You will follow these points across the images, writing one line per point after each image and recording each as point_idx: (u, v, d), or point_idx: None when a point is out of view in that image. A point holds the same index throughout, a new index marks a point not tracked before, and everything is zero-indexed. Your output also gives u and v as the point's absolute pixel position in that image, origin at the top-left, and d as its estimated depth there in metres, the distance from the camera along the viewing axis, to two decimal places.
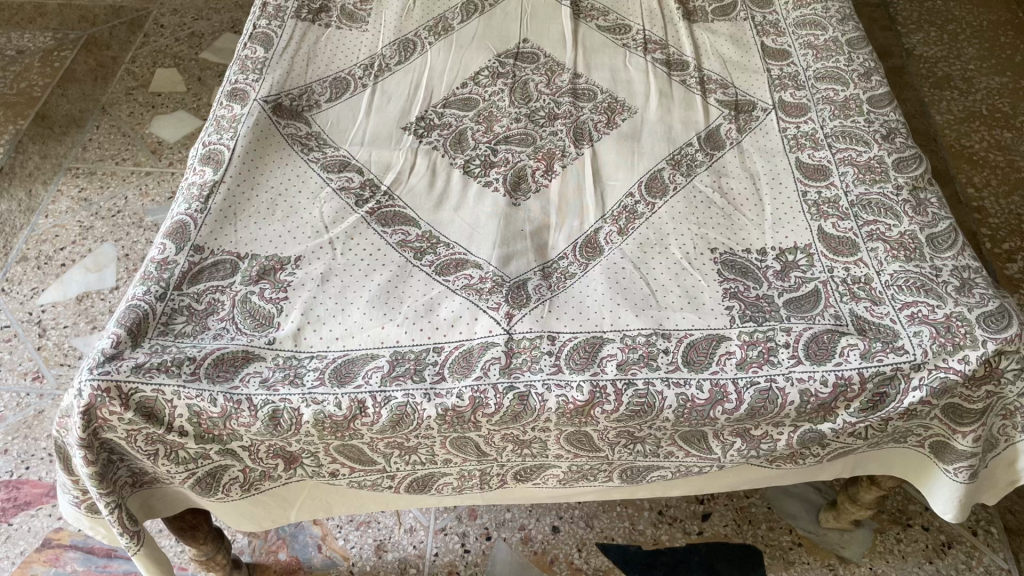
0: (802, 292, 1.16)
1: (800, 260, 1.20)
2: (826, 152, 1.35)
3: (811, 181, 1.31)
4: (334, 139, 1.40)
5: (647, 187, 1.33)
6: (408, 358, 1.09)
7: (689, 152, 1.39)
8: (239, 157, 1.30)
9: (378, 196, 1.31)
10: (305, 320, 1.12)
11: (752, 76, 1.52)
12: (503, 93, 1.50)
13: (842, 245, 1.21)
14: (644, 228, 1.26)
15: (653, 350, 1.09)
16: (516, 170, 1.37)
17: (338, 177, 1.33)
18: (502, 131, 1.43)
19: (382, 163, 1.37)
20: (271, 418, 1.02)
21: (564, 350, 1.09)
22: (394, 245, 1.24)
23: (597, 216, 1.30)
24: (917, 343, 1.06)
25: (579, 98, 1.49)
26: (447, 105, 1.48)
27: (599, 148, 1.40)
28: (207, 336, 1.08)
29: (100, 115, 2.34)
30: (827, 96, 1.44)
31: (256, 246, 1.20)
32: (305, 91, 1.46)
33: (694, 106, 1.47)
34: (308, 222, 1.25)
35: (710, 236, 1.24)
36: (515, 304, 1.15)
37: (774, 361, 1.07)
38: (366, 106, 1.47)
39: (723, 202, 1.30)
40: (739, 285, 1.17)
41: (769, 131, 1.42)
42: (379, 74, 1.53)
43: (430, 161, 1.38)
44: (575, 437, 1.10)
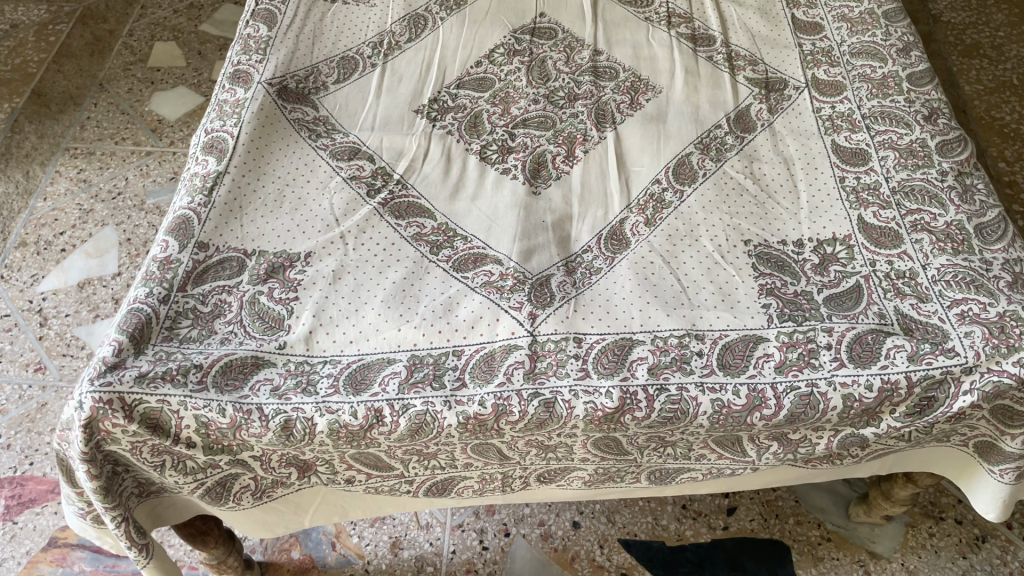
0: (843, 288, 1.09)
1: (839, 253, 1.13)
2: (864, 134, 1.27)
3: (848, 166, 1.24)
4: (344, 123, 1.33)
5: (675, 173, 1.26)
6: (427, 363, 1.03)
7: (718, 134, 1.31)
8: (243, 146, 1.23)
9: (391, 185, 1.25)
10: (317, 321, 1.06)
11: (783, 52, 1.44)
12: (520, 72, 1.42)
13: (884, 236, 1.14)
14: (673, 217, 1.19)
15: (686, 352, 1.03)
16: (536, 156, 1.30)
17: (348, 165, 1.26)
18: (520, 113, 1.36)
19: (394, 150, 1.30)
20: (284, 428, 0.97)
21: (592, 353, 1.03)
22: (409, 239, 1.18)
23: (623, 206, 1.23)
24: (968, 344, 0.99)
25: (600, 77, 1.41)
26: (461, 86, 1.41)
27: (622, 131, 1.33)
28: (214, 341, 1.03)
29: (98, 93, 2.26)
30: (863, 74, 1.36)
31: (264, 241, 1.14)
32: (311, 72, 1.39)
33: (721, 85, 1.39)
34: (318, 214, 1.18)
35: (743, 227, 1.18)
36: (538, 302, 1.08)
37: (815, 364, 1.01)
38: (376, 88, 1.39)
39: (756, 189, 1.23)
40: (776, 281, 1.10)
41: (802, 111, 1.34)
42: (388, 52, 1.45)
43: (444, 146, 1.31)
44: (604, 443, 1.04)
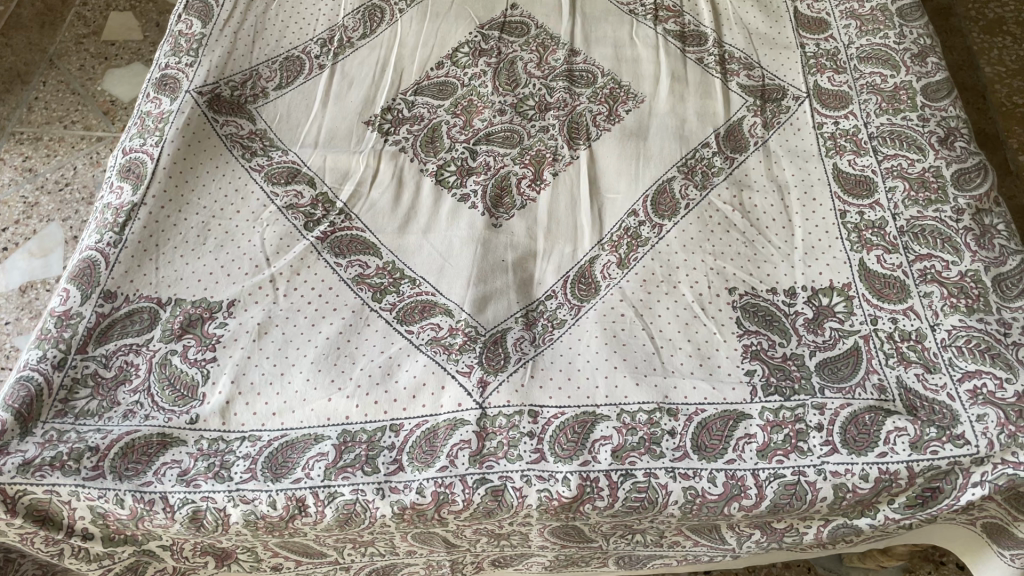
0: (839, 351, 0.96)
1: (836, 307, 0.99)
2: (870, 159, 1.12)
3: (851, 197, 1.09)
4: (284, 139, 1.18)
5: (654, 202, 1.11)
6: (360, 441, 0.90)
7: (706, 155, 1.16)
8: (164, 170, 1.09)
9: (332, 214, 1.10)
10: (236, 389, 0.93)
11: (783, 54, 1.28)
12: (486, 76, 1.26)
13: (888, 287, 1.00)
14: (649, 258, 1.05)
15: (656, 432, 0.89)
16: (498, 180, 1.15)
17: (284, 190, 1.11)
18: (483, 126, 1.21)
19: (338, 171, 1.15)
20: (192, 519, 0.84)
21: (549, 431, 0.90)
22: (349, 282, 1.04)
23: (593, 242, 1.09)
24: (980, 431, 0.86)
25: (576, 83, 1.25)
26: (418, 92, 1.25)
27: (596, 150, 1.18)
28: (116, 415, 0.90)
29: (47, 70, 2.10)
30: (872, 84, 1.20)
31: (181, 288, 1.00)
32: (250, 76, 1.23)
33: (711, 94, 1.24)
34: (246, 253, 1.04)
35: (728, 272, 1.04)
36: (490, 365, 0.95)
37: (804, 448, 0.88)
38: (322, 94, 1.24)
39: (744, 225, 1.08)
40: (762, 341, 0.96)
41: (802, 128, 1.19)
42: (339, 50, 1.29)
43: (396, 166, 1.16)
44: (563, 531, 0.93)
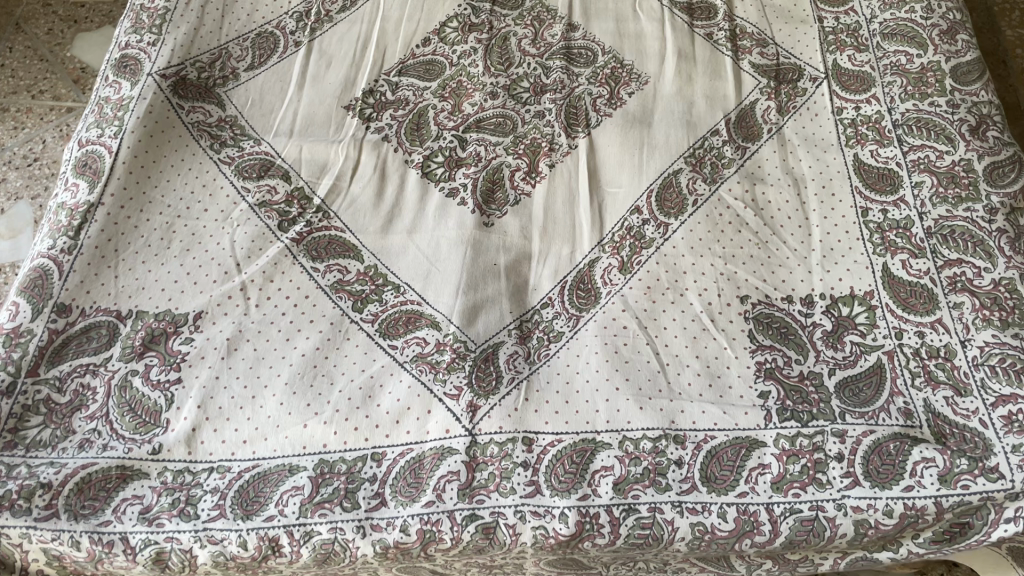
0: (861, 369, 0.88)
1: (857, 317, 0.91)
2: (894, 150, 1.03)
3: (874, 193, 1.00)
4: (256, 127, 1.08)
5: (659, 198, 1.02)
6: (338, 472, 0.82)
7: (715, 144, 1.07)
8: (123, 165, 1.00)
9: (309, 212, 1.01)
10: (203, 415, 0.85)
11: (799, 29, 1.18)
12: (476, 55, 1.16)
13: (914, 296, 0.91)
14: (654, 262, 0.97)
15: (662, 461, 0.82)
16: (490, 172, 1.06)
17: (256, 186, 1.02)
18: (473, 111, 1.11)
19: (315, 162, 1.05)
20: (156, 561, 0.77)
21: (544, 461, 0.82)
22: (327, 290, 0.95)
23: (593, 243, 1.00)
24: (1016, 463, 0.79)
25: (574, 62, 1.15)
26: (403, 72, 1.15)
27: (596, 138, 1.08)
28: (71, 445, 0.82)
29: (13, 34, 1.97)
30: (896, 65, 1.10)
31: (143, 298, 0.92)
32: (219, 56, 1.13)
33: (722, 75, 1.14)
34: (214, 258, 0.96)
35: (739, 278, 0.95)
36: (480, 387, 0.87)
37: (822, 480, 0.80)
38: (298, 76, 1.14)
39: (757, 223, 1.00)
40: (777, 358, 0.89)
41: (819, 113, 1.09)
42: (316, 26, 1.19)
43: (378, 157, 1.07)
44: (561, 562, 0.86)
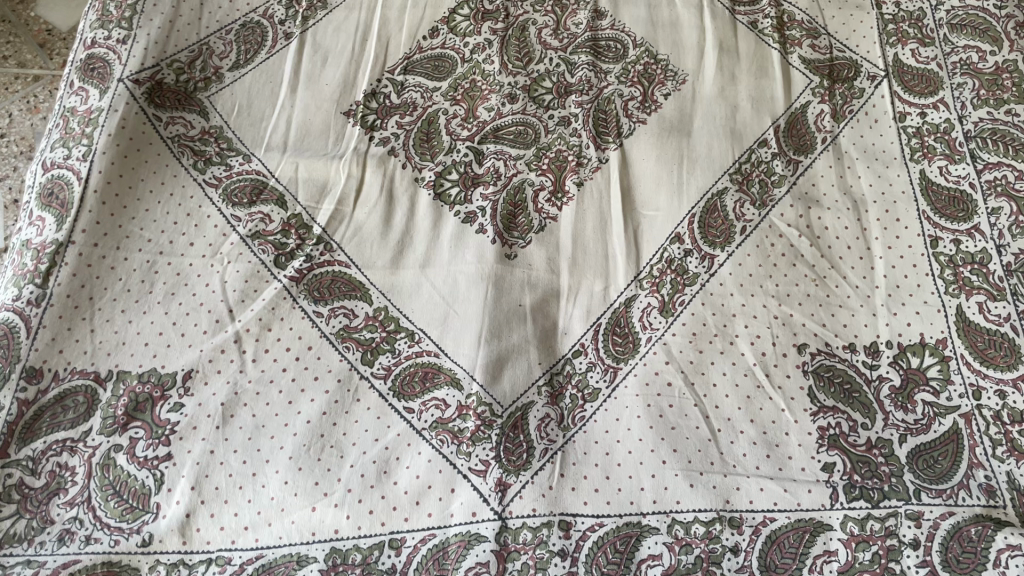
0: (935, 436, 0.78)
1: (929, 370, 0.82)
2: (967, 167, 0.92)
3: (946, 219, 0.89)
4: (245, 140, 0.95)
5: (703, 224, 0.91)
6: (352, 564, 0.72)
7: (764, 157, 0.95)
8: (95, 193, 0.88)
9: (308, 244, 0.89)
10: (198, 498, 0.75)
11: (854, 17, 1.05)
12: (491, 48, 1.03)
13: (994, 347, 0.82)
14: (700, 303, 0.86)
15: (717, 549, 0.73)
16: (511, 192, 0.94)
17: (248, 214, 0.90)
18: (490, 117, 0.98)
19: (313, 182, 0.93)
20: None
21: (584, 549, 0.73)
22: (333, 339, 0.84)
23: (629, 277, 0.89)
24: None
25: (602, 56, 1.02)
26: (409, 69, 1.02)
27: (630, 149, 0.96)
28: (49, 539, 0.72)
29: None
30: (967, 62, 0.98)
31: (125, 356, 0.81)
32: (199, 54, 0.99)
33: (768, 72, 1.01)
34: (203, 303, 0.85)
35: (796, 322, 0.85)
36: (510, 461, 0.77)
37: (897, 570, 0.71)
38: (290, 75, 1.00)
39: (814, 256, 0.89)
40: (841, 422, 0.79)
41: (879, 119, 0.97)
42: (309, 13, 1.05)
43: (385, 174, 0.95)
44: None
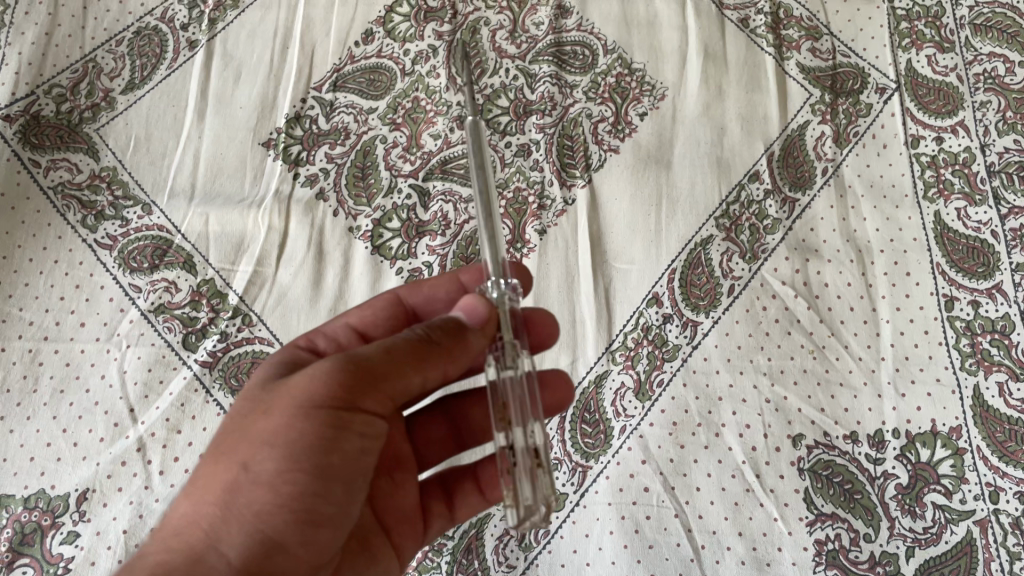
0: (945, 547, 0.68)
1: (941, 466, 0.71)
2: (989, 210, 0.80)
3: (964, 276, 0.78)
4: (144, 183, 0.81)
5: (684, 282, 0.79)
6: None
7: (755, 194, 0.82)
8: None
9: (222, 318, 0.76)
10: None
11: (861, 11, 0.90)
12: (440, 58, 0.88)
13: (1014, 439, 0.72)
14: (681, 383, 0.75)
15: None
16: (463, 243, 0.79)
17: (150, 283, 0.77)
18: (437, 146, 0.84)
19: (227, 237, 0.79)
20: None
21: None
22: None
23: (600, 348, 0.77)
24: None
25: (566, 66, 0.88)
26: (340, 84, 0.86)
27: (600, 185, 0.83)
28: None
29: None
30: (993, 75, 0.85)
31: (7, 476, 0.69)
32: (84, 74, 0.85)
33: (761, 83, 0.87)
34: (99, 402, 0.72)
35: (791, 407, 0.73)
36: None
37: None
38: (197, 95, 0.85)
39: (811, 320, 0.77)
40: (841, 533, 0.69)
41: (888, 144, 0.84)
42: (217, 14, 0.89)
43: (313, 224, 0.80)
44: None
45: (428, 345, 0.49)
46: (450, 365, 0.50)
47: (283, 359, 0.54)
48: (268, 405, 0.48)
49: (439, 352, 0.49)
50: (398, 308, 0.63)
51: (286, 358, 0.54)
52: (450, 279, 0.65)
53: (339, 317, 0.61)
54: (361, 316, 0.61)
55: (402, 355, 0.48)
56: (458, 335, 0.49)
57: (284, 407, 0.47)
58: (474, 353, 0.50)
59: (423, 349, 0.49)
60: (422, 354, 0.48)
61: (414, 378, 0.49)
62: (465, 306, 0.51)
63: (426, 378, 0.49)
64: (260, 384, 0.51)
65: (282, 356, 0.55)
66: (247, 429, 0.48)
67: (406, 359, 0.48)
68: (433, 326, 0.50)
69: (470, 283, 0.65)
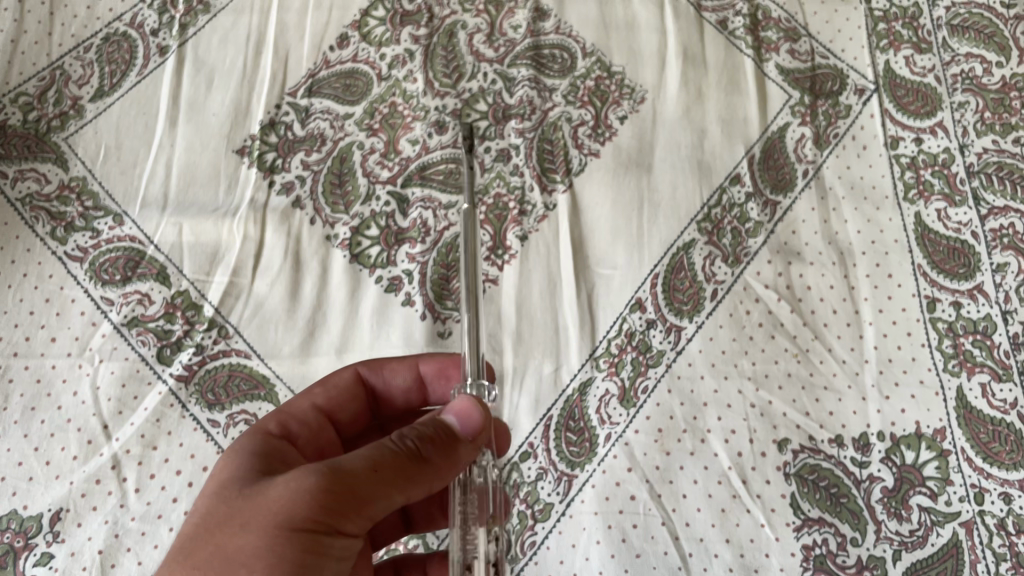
0: (932, 550, 0.68)
1: (926, 468, 0.71)
2: (969, 211, 0.80)
3: (945, 277, 0.78)
4: (115, 193, 0.79)
5: (667, 287, 0.78)
6: None
7: (736, 198, 0.81)
8: None
9: (198, 330, 0.74)
10: None
11: (838, 12, 0.90)
12: (416, 61, 0.87)
13: (998, 440, 0.72)
14: (665, 390, 0.74)
15: None
16: (443, 251, 0.78)
17: (122, 295, 0.75)
18: (415, 152, 0.83)
19: (201, 247, 0.77)
20: None
21: None
22: None
23: (584, 356, 0.76)
24: None
25: (545, 69, 0.87)
26: (316, 90, 0.85)
27: (581, 190, 0.82)
28: None
29: None
30: (970, 76, 0.86)
31: None
32: (51, 82, 0.83)
33: (740, 85, 0.87)
34: (72, 419, 0.70)
35: (776, 411, 0.73)
36: None
37: None
38: (169, 103, 0.83)
39: (795, 324, 0.76)
40: (828, 538, 0.68)
41: (868, 145, 0.84)
42: (188, 19, 0.87)
43: (289, 232, 0.79)
44: None
45: (414, 460, 0.44)
46: (437, 482, 0.45)
47: (250, 446, 0.48)
48: (237, 519, 0.42)
49: (427, 468, 0.45)
50: (358, 388, 0.61)
51: (254, 447, 0.48)
52: (410, 362, 0.62)
53: (302, 396, 0.58)
54: (322, 397, 0.58)
55: (389, 474, 0.43)
56: (447, 447, 0.46)
57: (258, 525, 0.41)
58: (459, 464, 0.47)
59: (409, 465, 0.44)
60: (408, 471, 0.44)
61: (397, 497, 0.44)
62: (458, 410, 0.47)
63: (410, 496, 0.44)
64: (226, 481, 0.44)
65: (250, 443, 0.49)
66: (212, 546, 0.42)
67: (392, 476, 0.43)
68: (425, 436, 0.46)
69: (429, 373, 0.63)
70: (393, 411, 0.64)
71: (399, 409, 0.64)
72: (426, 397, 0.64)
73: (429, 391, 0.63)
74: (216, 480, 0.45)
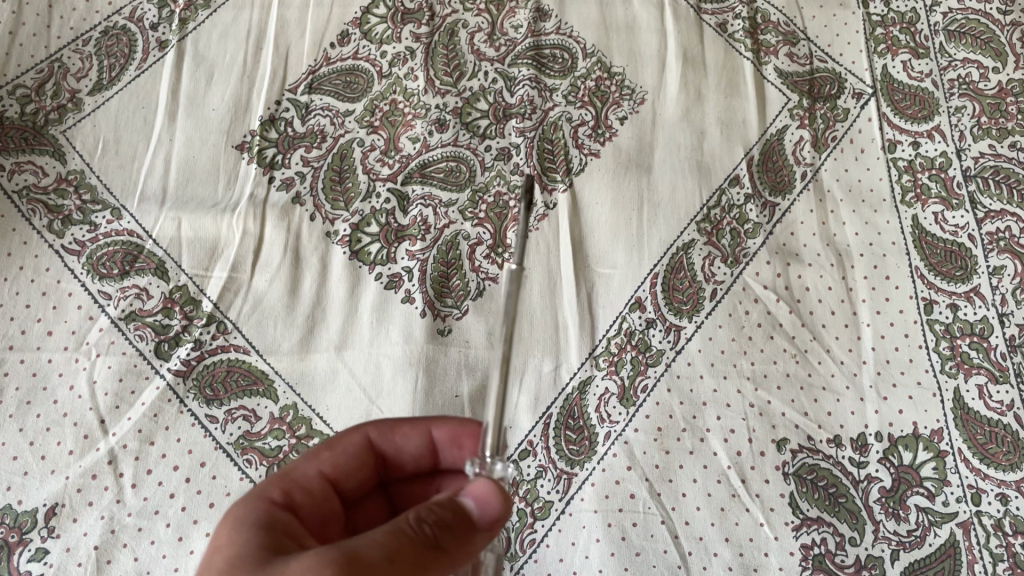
0: (929, 550, 0.68)
1: (923, 469, 0.71)
2: (965, 214, 0.81)
3: (942, 279, 0.78)
4: (113, 187, 0.79)
5: (666, 287, 0.78)
6: None
7: (735, 199, 0.82)
8: None
9: (197, 325, 0.74)
10: None
11: (836, 17, 0.91)
12: (417, 59, 0.87)
13: (994, 442, 0.72)
14: (665, 389, 0.74)
15: None
16: (443, 249, 0.78)
17: (120, 289, 0.74)
18: (416, 150, 0.83)
19: (200, 243, 0.77)
20: None
21: None
22: (229, 452, 0.69)
23: (583, 355, 0.76)
24: None
25: (546, 69, 0.87)
26: (316, 86, 0.85)
27: (581, 190, 0.82)
28: None
29: None
30: (967, 81, 0.86)
31: None
32: (49, 75, 0.82)
33: (739, 87, 0.87)
34: (69, 414, 0.69)
35: (775, 412, 0.73)
36: None
37: None
38: (169, 98, 0.83)
39: (793, 324, 0.77)
40: (827, 537, 0.68)
41: (866, 148, 0.84)
42: (188, 14, 0.87)
43: (289, 228, 0.78)
44: None
45: (430, 548, 0.42)
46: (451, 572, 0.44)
47: (263, 517, 0.47)
48: None
49: (444, 557, 0.43)
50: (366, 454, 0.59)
51: (268, 518, 0.47)
52: (421, 426, 0.60)
53: (309, 460, 0.56)
54: (329, 463, 0.57)
55: (407, 561, 0.41)
56: (463, 535, 0.44)
57: None
58: (471, 550, 0.45)
59: (427, 553, 0.42)
60: (426, 560, 0.42)
61: None
62: (478, 496, 0.46)
63: None
64: (235, 554, 0.43)
65: (264, 514, 0.47)
66: None
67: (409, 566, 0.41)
68: (438, 524, 0.44)
69: (440, 440, 0.61)
70: (398, 472, 0.62)
71: (409, 473, 0.62)
72: (435, 461, 0.62)
73: (434, 456, 0.61)
74: (226, 548, 0.43)
